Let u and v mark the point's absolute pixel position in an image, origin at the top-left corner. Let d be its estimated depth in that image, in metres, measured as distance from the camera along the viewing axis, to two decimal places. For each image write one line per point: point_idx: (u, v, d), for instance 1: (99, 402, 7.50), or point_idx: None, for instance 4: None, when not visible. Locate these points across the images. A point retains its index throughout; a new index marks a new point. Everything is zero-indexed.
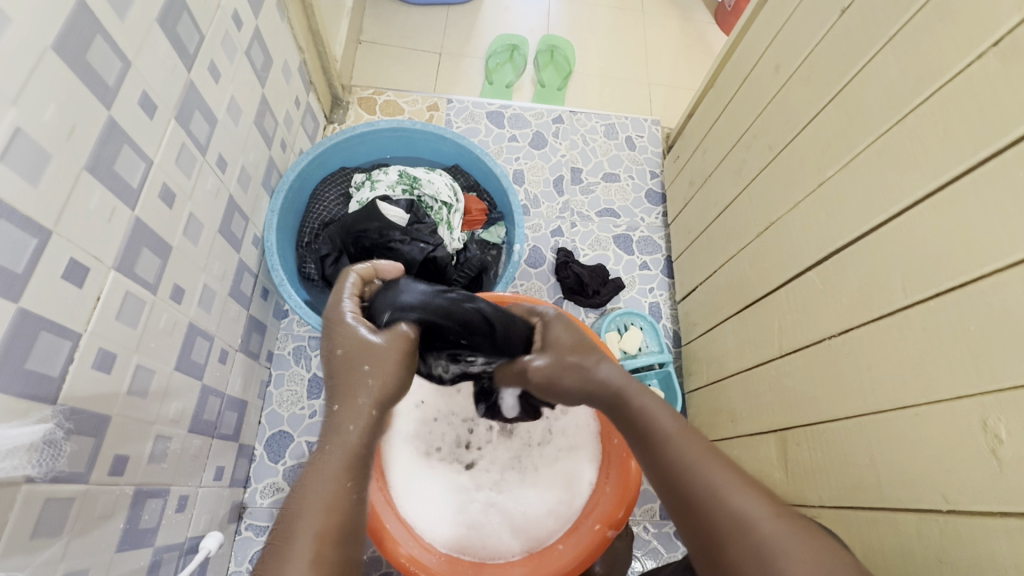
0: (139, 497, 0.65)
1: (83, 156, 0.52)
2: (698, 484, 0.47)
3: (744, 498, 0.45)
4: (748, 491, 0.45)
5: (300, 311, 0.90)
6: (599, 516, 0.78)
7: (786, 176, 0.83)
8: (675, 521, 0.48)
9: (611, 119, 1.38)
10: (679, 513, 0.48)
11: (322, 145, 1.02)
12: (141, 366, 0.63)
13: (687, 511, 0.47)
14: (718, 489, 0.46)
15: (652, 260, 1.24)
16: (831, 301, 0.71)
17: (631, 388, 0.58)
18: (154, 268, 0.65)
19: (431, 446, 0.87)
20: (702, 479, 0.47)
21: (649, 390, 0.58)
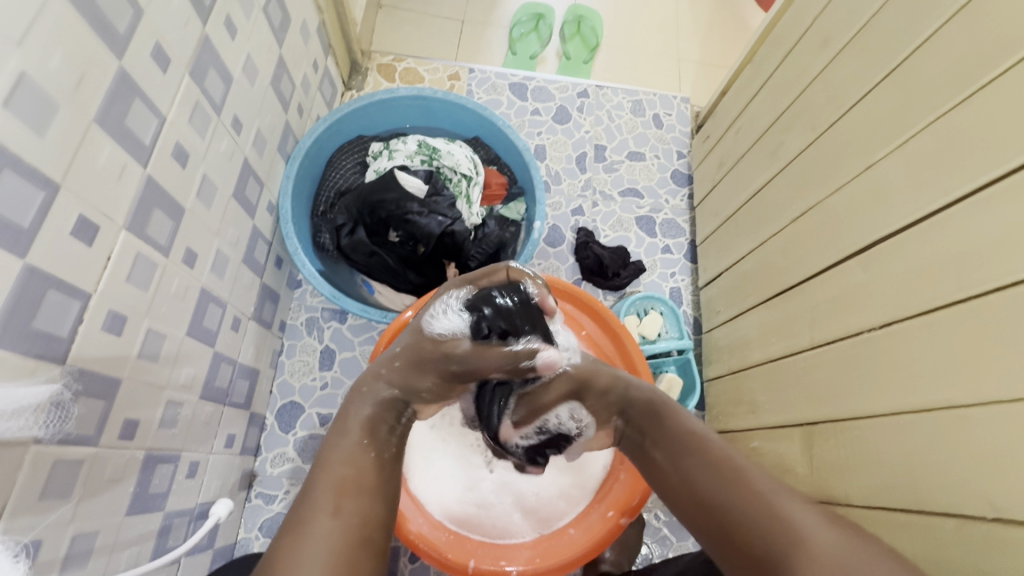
0: (148, 462, 0.64)
1: (91, 108, 0.50)
2: (749, 497, 0.49)
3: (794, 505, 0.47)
4: (797, 503, 0.47)
5: (314, 280, 0.88)
6: (612, 502, 0.77)
7: (828, 157, 0.78)
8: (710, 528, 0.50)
9: (639, 95, 1.32)
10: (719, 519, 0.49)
11: (339, 110, 0.98)
12: (151, 330, 0.62)
13: (737, 528, 0.48)
14: (766, 500, 0.48)
15: (674, 244, 1.20)
16: (873, 292, 0.67)
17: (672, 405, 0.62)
18: (166, 230, 0.63)
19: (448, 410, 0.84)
20: (750, 494, 0.49)
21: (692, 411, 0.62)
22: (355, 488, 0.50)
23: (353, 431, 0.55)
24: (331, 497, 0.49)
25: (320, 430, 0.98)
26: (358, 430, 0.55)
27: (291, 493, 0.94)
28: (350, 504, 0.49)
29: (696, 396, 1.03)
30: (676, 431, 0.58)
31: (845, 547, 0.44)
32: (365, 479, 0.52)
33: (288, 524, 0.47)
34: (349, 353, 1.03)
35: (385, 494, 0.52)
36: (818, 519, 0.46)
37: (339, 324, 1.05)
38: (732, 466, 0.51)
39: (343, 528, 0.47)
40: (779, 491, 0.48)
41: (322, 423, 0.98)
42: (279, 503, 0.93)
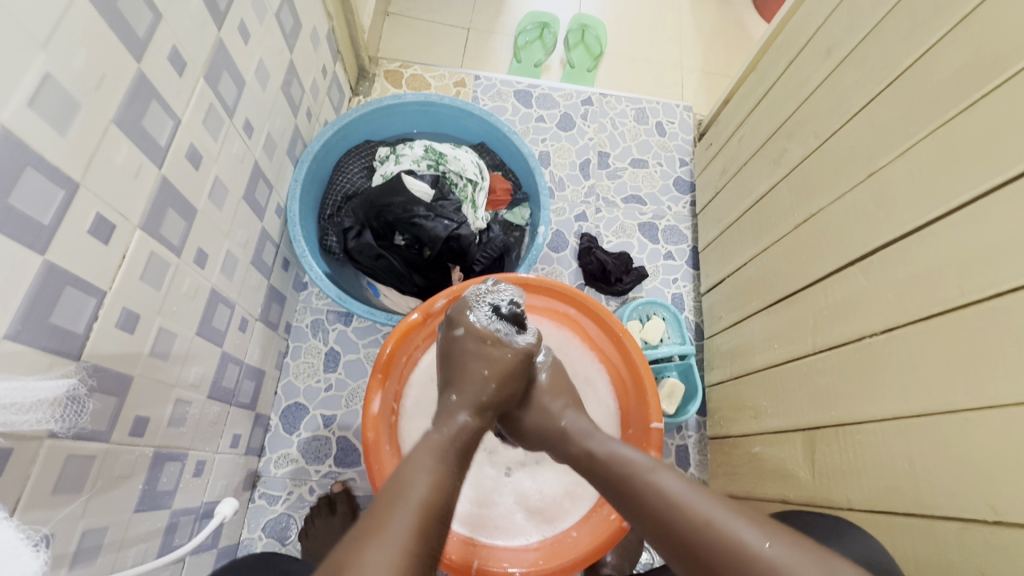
0: (157, 460, 0.65)
1: (111, 109, 0.51)
2: (691, 528, 0.48)
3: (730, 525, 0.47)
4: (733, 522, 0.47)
5: (321, 283, 0.89)
6: (613, 504, 0.75)
7: (830, 165, 0.79)
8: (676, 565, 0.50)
9: (642, 103, 1.34)
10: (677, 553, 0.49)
11: (348, 115, 1.00)
12: (163, 329, 0.62)
13: (696, 567, 0.47)
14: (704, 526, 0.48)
15: (677, 250, 1.21)
16: (874, 298, 0.68)
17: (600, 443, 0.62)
18: (178, 230, 0.64)
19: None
20: (692, 527, 0.48)
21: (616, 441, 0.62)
22: (436, 514, 0.50)
23: (443, 458, 0.56)
24: (412, 516, 0.48)
25: (324, 431, 0.98)
26: (445, 458, 0.56)
27: (295, 494, 0.94)
28: (430, 529, 0.49)
29: (698, 401, 1.03)
30: (613, 470, 0.58)
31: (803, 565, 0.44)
32: (444, 505, 0.52)
33: (365, 526, 0.47)
34: (354, 355, 1.04)
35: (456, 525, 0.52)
36: (767, 540, 0.46)
37: (344, 326, 1.06)
38: (663, 499, 0.51)
39: (421, 550, 0.47)
40: (722, 518, 0.48)
41: (326, 425, 0.99)
42: (283, 504, 0.94)
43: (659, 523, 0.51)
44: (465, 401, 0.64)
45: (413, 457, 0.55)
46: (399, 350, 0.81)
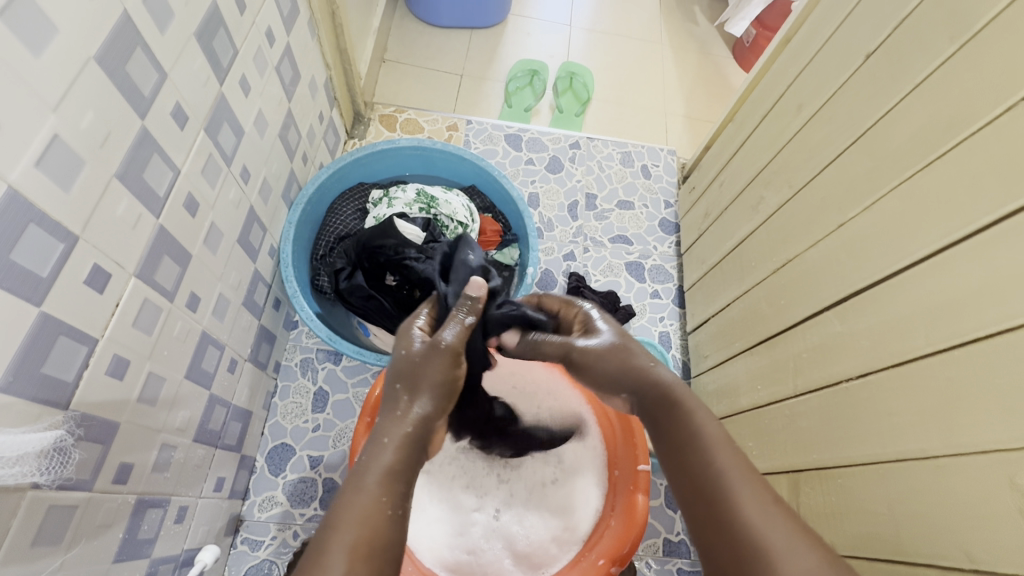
0: (139, 507, 0.64)
1: (114, 164, 0.53)
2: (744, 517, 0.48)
3: (775, 529, 0.46)
4: (784, 526, 0.46)
5: (311, 323, 0.90)
6: (602, 551, 0.76)
7: (805, 213, 0.83)
8: (706, 534, 0.49)
9: (628, 147, 1.39)
10: (719, 529, 0.48)
11: (342, 160, 1.03)
12: (152, 373, 0.63)
13: (728, 540, 0.47)
14: (752, 520, 0.47)
15: (663, 289, 1.24)
16: (850, 343, 0.70)
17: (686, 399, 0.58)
18: (172, 276, 0.65)
19: (450, 450, 0.87)
20: (751, 514, 0.48)
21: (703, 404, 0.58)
22: (370, 551, 0.44)
23: (371, 486, 0.48)
24: (342, 561, 0.42)
25: (310, 473, 0.97)
26: (376, 485, 0.48)
27: (279, 539, 0.92)
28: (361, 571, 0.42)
29: None
30: (689, 428, 0.55)
31: None
32: (380, 539, 0.45)
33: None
34: (342, 395, 1.04)
35: (399, 559, 0.46)
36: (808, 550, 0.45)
37: (333, 365, 1.06)
38: (724, 480, 0.50)
39: None
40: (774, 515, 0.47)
41: (313, 466, 0.98)
42: (265, 550, 0.92)
43: (712, 499, 0.50)
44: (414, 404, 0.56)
45: (341, 491, 0.48)
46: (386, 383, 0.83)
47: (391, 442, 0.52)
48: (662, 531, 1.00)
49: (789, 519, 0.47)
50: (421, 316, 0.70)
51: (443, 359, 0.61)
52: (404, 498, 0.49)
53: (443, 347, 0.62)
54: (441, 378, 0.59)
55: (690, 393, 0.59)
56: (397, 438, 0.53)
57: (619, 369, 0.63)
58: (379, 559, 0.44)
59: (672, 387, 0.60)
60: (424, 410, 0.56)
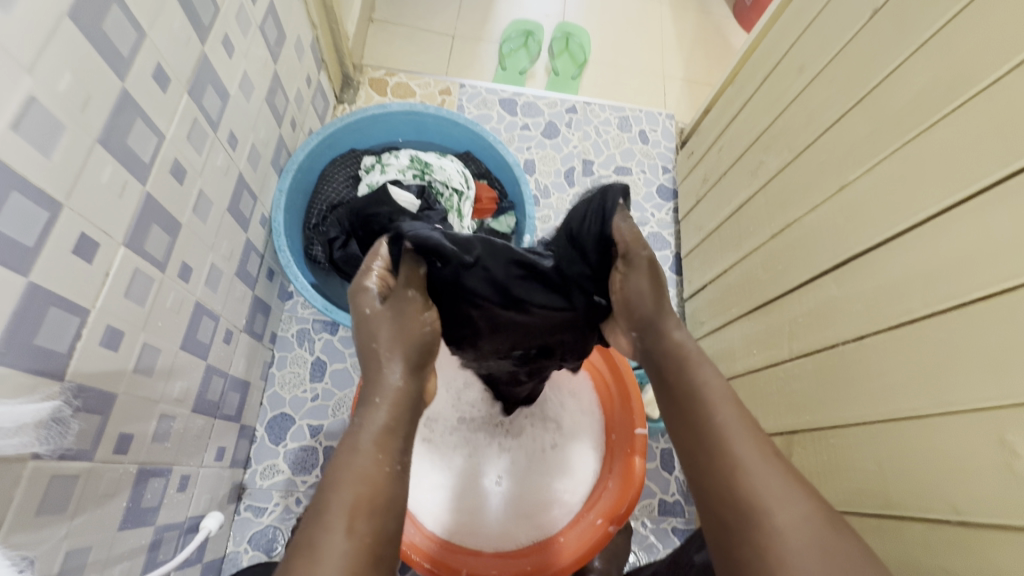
0: (141, 477, 0.64)
1: (96, 128, 0.51)
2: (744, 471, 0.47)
3: (772, 482, 0.46)
4: (778, 478, 0.46)
5: (306, 293, 0.89)
6: (601, 510, 0.78)
7: (805, 176, 0.82)
8: (704, 485, 0.49)
9: (625, 112, 1.36)
10: (718, 479, 0.48)
11: (333, 125, 1.00)
12: (147, 344, 0.62)
13: (727, 490, 0.47)
14: (748, 472, 0.47)
15: (660, 256, 1.23)
16: (845, 307, 0.70)
17: (694, 354, 0.57)
18: (163, 246, 0.63)
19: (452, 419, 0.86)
20: (750, 467, 0.47)
21: (709, 360, 0.57)
22: (370, 509, 0.44)
23: (366, 447, 0.48)
24: (344, 518, 0.43)
25: (311, 441, 0.98)
26: (371, 446, 0.48)
27: (281, 505, 0.94)
28: (364, 526, 0.43)
29: None
30: (694, 383, 0.54)
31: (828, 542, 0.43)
32: (380, 497, 0.45)
33: (296, 548, 0.41)
34: (340, 364, 1.04)
35: (402, 514, 0.46)
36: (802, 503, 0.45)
37: (330, 335, 1.06)
38: (724, 434, 0.50)
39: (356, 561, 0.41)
40: (773, 471, 0.47)
41: (313, 435, 0.99)
42: (269, 515, 0.93)
43: (713, 450, 0.50)
44: (396, 364, 0.54)
45: (336, 452, 0.48)
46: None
47: (382, 400, 0.51)
48: (657, 492, 1.03)
49: (788, 475, 0.47)
50: (376, 263, 0.63)
51: (410, 309, 0.57)
52: (401, 453, 0.49)
53: (405, 301, 0.57)
54: (417, 335, 0.56)
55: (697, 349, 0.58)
56: (389, 397, 0.52)
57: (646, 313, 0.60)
58: (382, 518, 0.44)
59: (682, 343, 0.58)
60: (405, 368, 0.54)
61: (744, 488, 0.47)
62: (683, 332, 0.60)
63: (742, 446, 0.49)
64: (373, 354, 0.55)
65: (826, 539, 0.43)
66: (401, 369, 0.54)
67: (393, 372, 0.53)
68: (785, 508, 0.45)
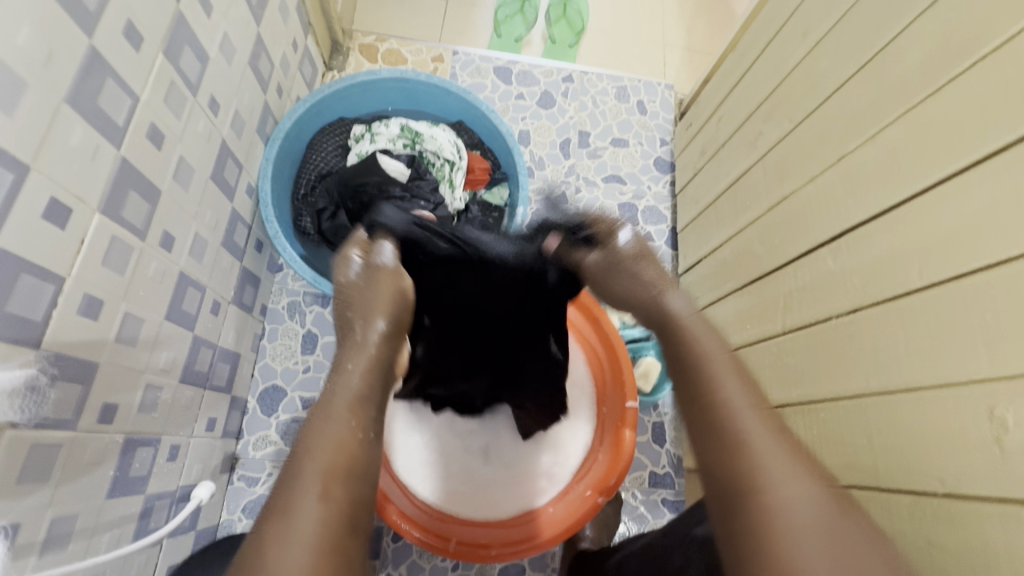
0: (129, 446, 0.64)
1: (62, 88, 0.49)
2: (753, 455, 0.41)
3: (784, 469, 0.40)
4: (788, 457, 0.40)
5: (295, 264, 0.88)
6: (591, 483, 0.78)
7: (805, 146, 0.79)
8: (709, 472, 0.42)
9: (623, 81, 1.32)
10: (723, 464, 0.42)
11: (320, 92, 0.97)
12: (129, 314, 0.61)
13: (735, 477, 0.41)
14: (759, 456, 0.41)
15: (656, 230, 1.21)
16: (840, 281, 0.69)
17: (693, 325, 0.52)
18: (142, 213, 0.62)
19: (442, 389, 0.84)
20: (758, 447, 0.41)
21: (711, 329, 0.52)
22: (346, 475, 0.43)
23: (339, 414, 0.46)
24: (318, 482, 0.41)
25: (302, 413, 0.98)
26: (344, 412, 0.47)
27: (274, 475, 0.95)
28: (339, 492, 0.42)
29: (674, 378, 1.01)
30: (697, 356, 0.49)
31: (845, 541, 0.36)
32: (354, 463, 0.44)
33: (272, 515, 0.41)
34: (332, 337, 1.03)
35: (374, 481, 0.45)
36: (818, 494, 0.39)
37: (321, 308, 1.05)
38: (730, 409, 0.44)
39: (330, 527, 0.39)
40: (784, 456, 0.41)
41: (305, 406, 0.99)
42: (262, 485, 0.94)
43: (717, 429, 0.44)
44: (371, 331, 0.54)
45: (308, 421, 0.46)
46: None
47: (356, 368, 0.51)
48: (648, 465, 1.04)
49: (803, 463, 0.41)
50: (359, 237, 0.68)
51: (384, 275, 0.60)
52: (374, 423, 0.48)
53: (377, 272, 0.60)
54: (393, 303, 0.57)
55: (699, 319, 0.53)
56: (362, 363, 0.51)
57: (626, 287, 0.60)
58: (353, 485, 0.43)
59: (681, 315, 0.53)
60: (381, 333, 0.55)
61: (745, 465, 0.41)
62: (683, 301, 0.55)
63: (747, 421, 0.43)
64: (348, 319, 0.56)
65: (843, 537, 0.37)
66: (377, 335, 0.54)
67: (370, 336, 0.54)
68: (791, 489, 0.39)
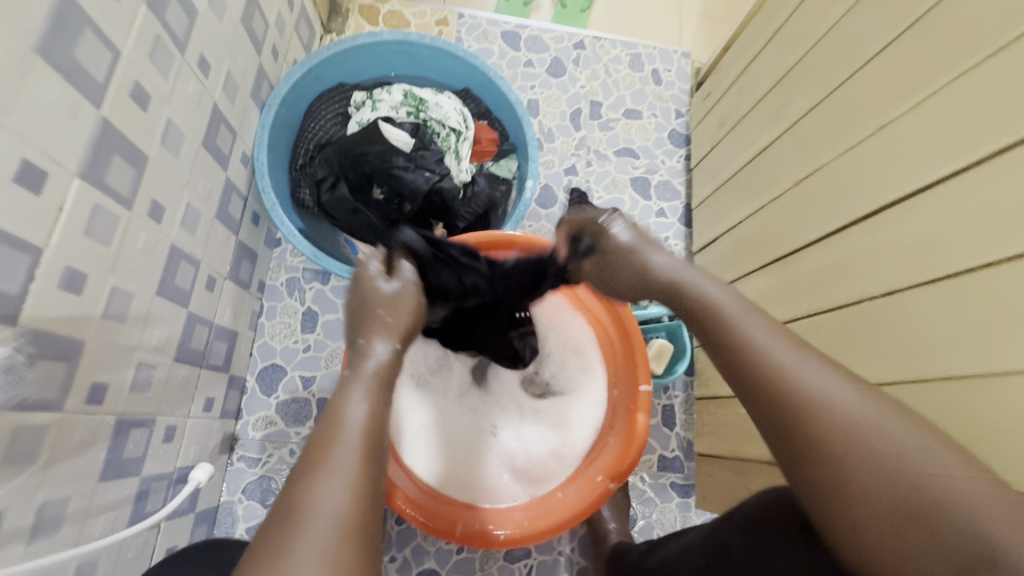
0: (122, 427, 0.61)
1: (32, 36, 0.44)
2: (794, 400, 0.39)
3: (828, 386, 0.39)
4: (821, 370, 0.40)
5: (293, 239, 0.84)
6: (601, 468, 0.75)
7: (838, 116, 0.74)
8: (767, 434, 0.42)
9: (637, 49, 1.26)
10: (761, 409, 0.42)
11: (318, 54, 0.91)
12: (117, 288, 0.57)
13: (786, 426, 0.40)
14: (794, 379, 0.40)
15: (669, 208, 1.16)
16: (873, 260, 0.65)
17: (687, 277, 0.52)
18: (128, 180, 0.57)
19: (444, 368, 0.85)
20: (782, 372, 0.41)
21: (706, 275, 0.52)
22: (376, 446, 0.42)
23: (367, 388, 0.45)
24: (354, 453, 0.40)
25: (303, 393, 0.95)
26: (369, 382, 0.45)
27: (274, 456, 0.92)
28: (375, 465, 0.41)
29: (687, 361, 0.98)
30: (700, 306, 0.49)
31: (919, 441, 0.36)
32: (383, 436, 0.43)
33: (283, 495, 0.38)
34: (333, 315, 1.00)
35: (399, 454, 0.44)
36: (869, 403, 0.38)
37: (322, 285, 1.01)
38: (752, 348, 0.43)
39: (366, 493, 0.39)
40: (820, 373, 0.40)
41: (306, 386, 0.96)
42: (262, 466, 0.92)
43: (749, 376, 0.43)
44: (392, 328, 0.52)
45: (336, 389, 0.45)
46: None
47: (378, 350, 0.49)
48: (657, 449, 1.02)
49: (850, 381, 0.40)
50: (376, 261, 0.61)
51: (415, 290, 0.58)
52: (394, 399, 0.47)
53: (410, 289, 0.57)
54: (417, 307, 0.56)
55: (692, 270, 0.53)
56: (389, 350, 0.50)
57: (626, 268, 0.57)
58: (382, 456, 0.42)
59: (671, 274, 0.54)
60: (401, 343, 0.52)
61: (795, 403, 0.39)
62: (667, 257, 0.56)
63: (774, 350, 0.42)
64: (374, 312, 0.53)
65: (906, 426, 0.37)
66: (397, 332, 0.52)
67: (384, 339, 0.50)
68: (892, 448, 0.36)
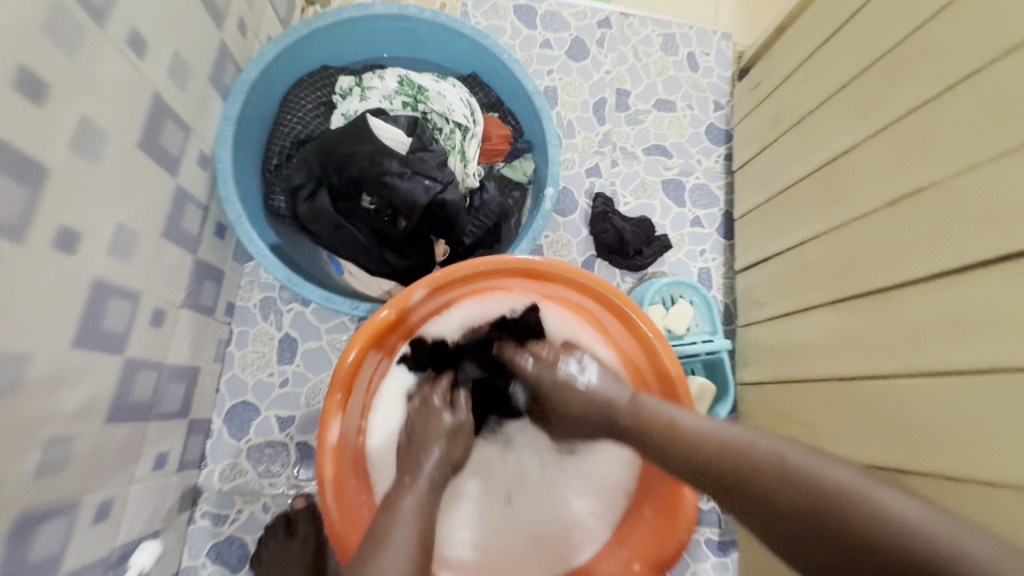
0: (24, 525, 0.47)
1: None
2: (772, 474, 0.44)
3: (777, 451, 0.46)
4: (768, 440, 0.47)
5: (264, 260, 0.68)
6: (637, 551, 0.61)
7: (952, 119, 0.58)
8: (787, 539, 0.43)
9: (671, 28, 1.08)
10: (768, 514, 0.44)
11: (294, 30, 0.74)
12: (3, 351, 0.42)
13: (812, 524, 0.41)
14: (757, 460, 0.46)
15: (706, 216, 1.00)
16: (1007, 312, 0.50)
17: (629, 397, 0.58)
18: (14, 203, 0.42)
19: None
20: (757, 462, 0.45)
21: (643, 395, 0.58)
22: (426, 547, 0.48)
23: (409, 507, 0.51)
24: (406, 540, 0.47)
25: (279, 436, 0.81)
26: (410, 507, 0.51)
27: (245, 512, 0.79)
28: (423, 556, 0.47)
29: (729, 402, 0.85)
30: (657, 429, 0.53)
31: (932, 515, 0.38)
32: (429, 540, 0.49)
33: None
34: (314, 343, 0.85)
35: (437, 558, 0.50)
36: (862, 478, 0.41)
37: (301, 307, 0.85)
38: (723, 458, 0.47)
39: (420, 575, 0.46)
40: (784, 448, 0.46)
41: (282, 428, 0.82)
42: (230, 524, 0.78)
43: (746, 490, 0.45)
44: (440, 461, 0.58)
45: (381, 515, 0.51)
46: (452, 284, 0.67)
47: (411, 480, 0.55)
48: None
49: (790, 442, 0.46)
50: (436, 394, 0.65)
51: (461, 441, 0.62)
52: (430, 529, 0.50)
53: (464, 433, 0.62)
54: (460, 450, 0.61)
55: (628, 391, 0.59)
56: (419, 475, 0.55)
57: (574, 399, 0.60)
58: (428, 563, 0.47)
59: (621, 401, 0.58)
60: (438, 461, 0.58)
61: (808, 500, 0.42)
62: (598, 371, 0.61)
63: (735, 447, 0.47)
64: (432, 438, 0.60)
65: (927, 513, 0.38)
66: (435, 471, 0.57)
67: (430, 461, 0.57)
68: (862, 488, 0.40)
